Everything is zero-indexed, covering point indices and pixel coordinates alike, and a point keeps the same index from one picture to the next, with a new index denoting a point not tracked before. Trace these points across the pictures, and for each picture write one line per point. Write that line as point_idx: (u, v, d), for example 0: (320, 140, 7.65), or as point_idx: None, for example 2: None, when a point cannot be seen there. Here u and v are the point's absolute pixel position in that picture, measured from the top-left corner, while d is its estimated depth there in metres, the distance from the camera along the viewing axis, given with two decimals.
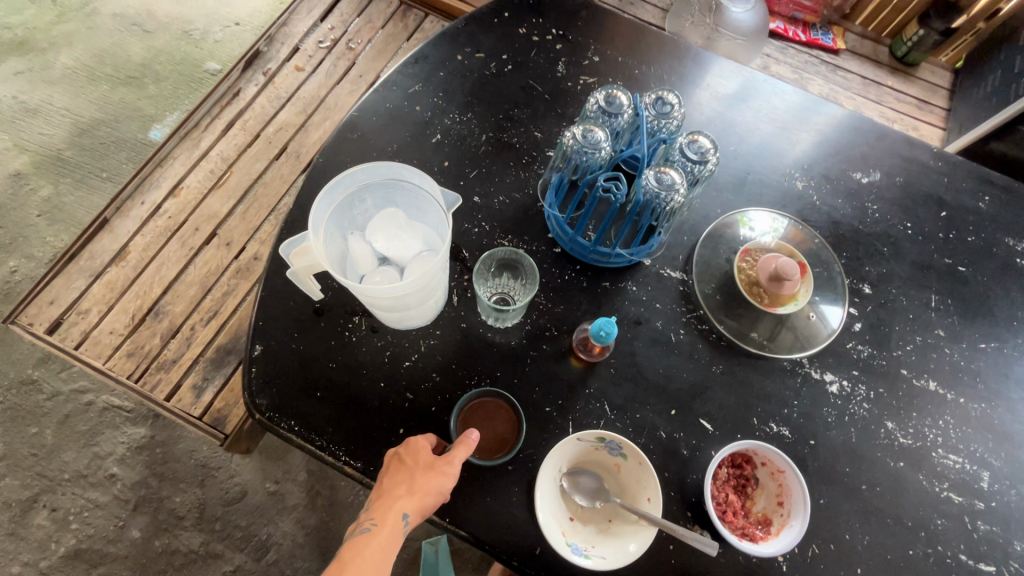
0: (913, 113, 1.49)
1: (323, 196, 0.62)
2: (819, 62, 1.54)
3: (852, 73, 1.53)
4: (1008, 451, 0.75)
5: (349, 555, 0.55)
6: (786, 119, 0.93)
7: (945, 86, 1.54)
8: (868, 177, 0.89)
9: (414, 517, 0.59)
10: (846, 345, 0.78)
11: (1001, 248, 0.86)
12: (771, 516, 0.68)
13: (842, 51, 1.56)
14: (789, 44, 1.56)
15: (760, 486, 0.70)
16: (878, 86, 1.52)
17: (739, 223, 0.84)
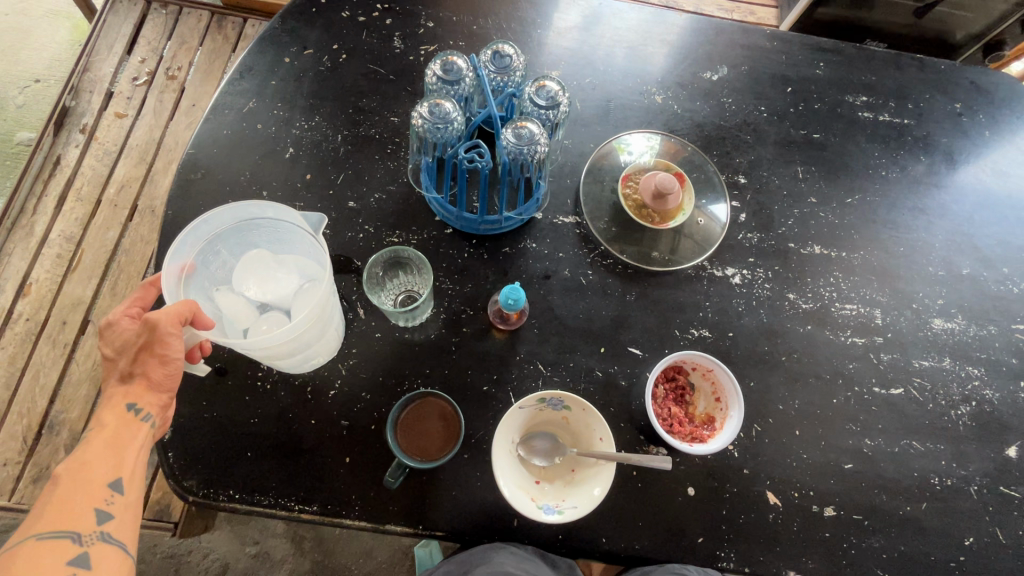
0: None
1: (172, 257, 0.58)
2: None
3: None
4: (891, 285, 0.83)
5: (78, 466, 0.55)
6: (629, 36, 0.94)
7: None
8: (717, 74, 0.92)
9: (145, 401, 0.58)
10: (738, 237, 0.83)
11: (845, 107, 0.93)
12: (712, 411, 0.73)
13: None
14: None
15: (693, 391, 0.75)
16: None
17: (617, 150, 0.86)
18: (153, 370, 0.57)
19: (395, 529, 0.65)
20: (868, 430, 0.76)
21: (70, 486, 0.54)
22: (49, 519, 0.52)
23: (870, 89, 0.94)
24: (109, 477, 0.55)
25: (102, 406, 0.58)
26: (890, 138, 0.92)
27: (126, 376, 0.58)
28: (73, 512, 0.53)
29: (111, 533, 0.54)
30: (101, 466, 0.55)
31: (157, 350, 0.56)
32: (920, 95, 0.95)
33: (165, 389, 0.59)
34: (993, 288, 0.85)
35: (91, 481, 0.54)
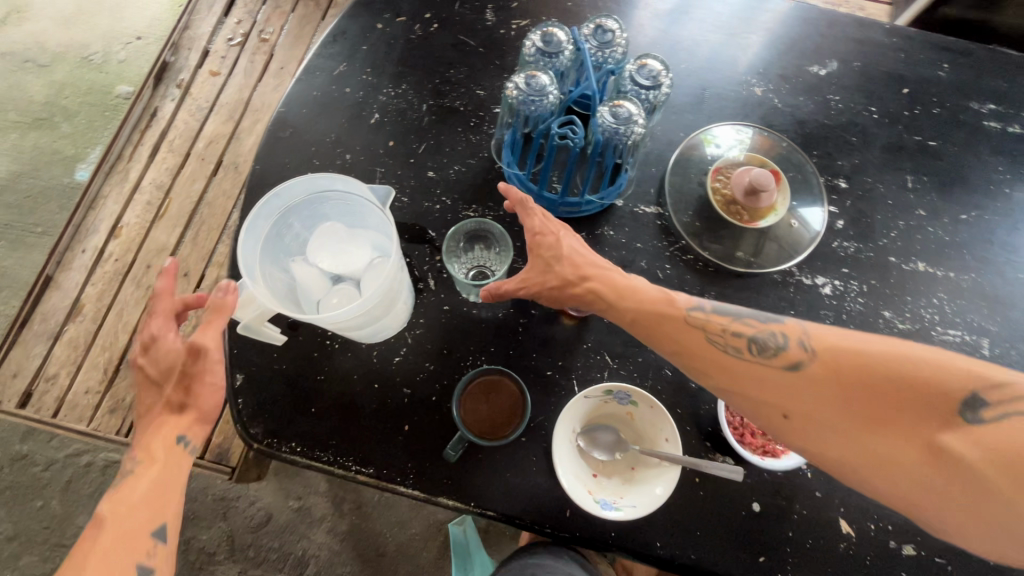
0: None
1: (246, 236, 0.54)
2: None
3: None
4: (1003, 315, 0.75)
5: (127, 498, 0.55)
6: (732, 23, 0.88)
7: None
8: (825, 69, 0.86)
9: (193, 432, 0.60)
10: (833, 245, 0.77)
11: (968, 114, 0.84)
12: (570, 248, 0.64)
13: None
14: None
15: (570, 242, 0.65)
16: None
17: (704, 142, 0.81)
18: (205, 400, 0.59)
19: (446, 503, 0.64)
20: None
21: (119, 519, 0.54)
22: (96, 554, 0.52)
23: (999, 96, 0.85)
24: (157, 510, 0.57)
25: (144, 437, 0.59)
26: (1017, 153, 0.83)
27: (176, 405, 0.59)
28: (127, 550, 0.54)
29: (159, 565, 0.56)
30: (148, 499, 0.57)
31: (212, 380, 0.59)
32: None
33: (210, 421, 0.61)
34: None
35: (142, 515, 0.56)
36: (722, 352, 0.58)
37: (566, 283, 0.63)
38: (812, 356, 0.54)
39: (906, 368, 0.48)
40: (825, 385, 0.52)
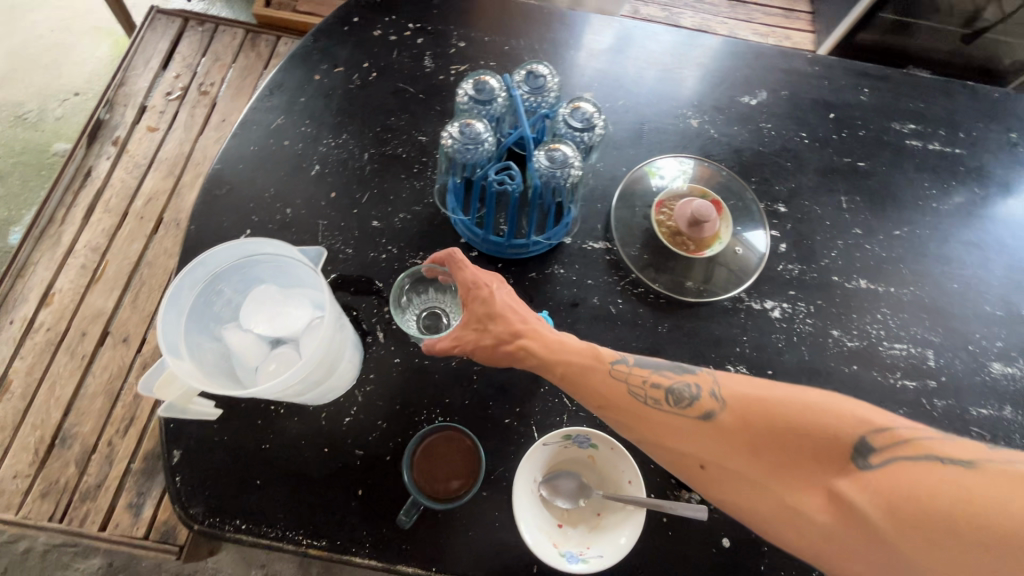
0: (781, 25, 1.44)
1: (167, 307, 0.51)
2: None
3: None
4: (944, 325, 0.77)
5: None
6: (664, 58, 0.91)
7: None
8: (756, 99, 0.89)
9: None
10: (778, 268, 0.78)
11: (891, 135, 0.88)
12: (503, 304, 0.63)
13: None
14: None
15: (502, 294, 0.64)
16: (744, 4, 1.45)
17: (648, 176, 0.82)
18: None
19: (406, 570, 0.61)
20: None
21: None
22: None
23: (918, 116, 0.90)
24: None
25: None
26: (941, 168, 0.87)
27: None
28: None
29: None
30: None
31: None
32: (972, 124, 0.90)
33: None
34: None
35: None
36: (638, 400, 0.60)
37: (500, 341, 0.62)
38: (723, 406, 0.58)
39: (805, 417, 0.53)
40: (734, 436, 0.56)
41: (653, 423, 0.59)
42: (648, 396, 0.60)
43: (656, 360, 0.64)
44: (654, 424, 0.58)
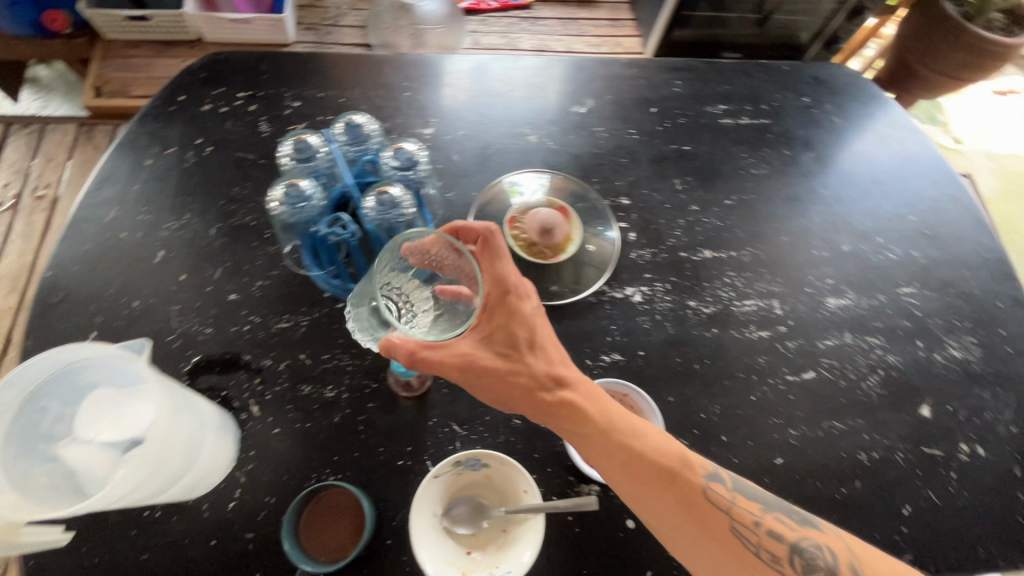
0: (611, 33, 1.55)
1: None
2: (518, 21, 1.54)
3: (550, 19, 1.55)
4: (783, 274, 0.86)
5: None
6: (495, 84, 0.97)
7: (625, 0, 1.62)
8: (584, 106, 0.97)
9: None
10: (631, 255, 0.84)
11: (707, 117, 0.98)
12: (542, 332, 0.65)
13: (533, 4, 1.57)
14: (486, 15, 1.55)
15: (534, 312, 0.66)
16: (575, 21, 1.56)
17: (508, 195, 0.87)
18: None
19: None
20: (790, 420, 0.76)
21: None
22: None
23: (726, 97, 1.01)
24: None
25: None
26: (753, 138, 0.98)
27: None
28: None
29: None
30: None
31: None
32: (771, 96, 1.02)
33: None
34: (874, 259, 0.89)
35: None
36: (746, 544, 0.56)
37: (541, 383, 0.63)
38: None
39: None
40: None
41: (666, 496, 0.58)
42: (680, 475, 0.59)
43: (765, 491, 0.61)
44: (667, 500, 0.58)
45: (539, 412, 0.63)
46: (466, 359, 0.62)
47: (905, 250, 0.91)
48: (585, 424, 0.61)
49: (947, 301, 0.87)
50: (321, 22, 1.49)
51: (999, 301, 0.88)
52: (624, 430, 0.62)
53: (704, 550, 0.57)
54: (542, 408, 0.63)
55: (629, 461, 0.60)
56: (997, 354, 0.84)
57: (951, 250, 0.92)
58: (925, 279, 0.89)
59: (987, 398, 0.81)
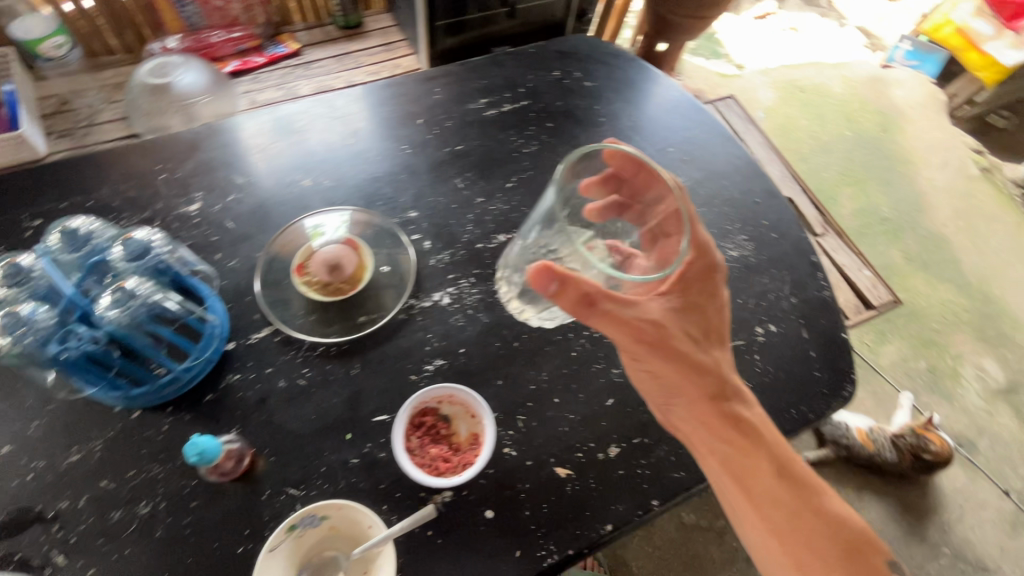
0: (385, 58, 1.58)
1: None
2: (291, 69, 1.53)
3: (323, 59, 1.56)
4: None
5: None
6: (275, 136, 0.97)
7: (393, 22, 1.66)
8: (353, 137, 0.99)
9: None
10: (431, 262, 0.87)
11: (472, 115, 1.04)
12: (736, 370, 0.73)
13: (302, 50, 1.57)
14: (257, 72, 1.53)
15: (716, 314, 0.71)
16: (348, 55, 1.58)
17: (311, 239, 0.87)
18: None
19: None
20: (611, 361, 0.82)
21: None
22: None
23: (485, 92, 1.08)
24: None
25: None
26: (518, 121, 1.05)
27: None
28: None
29: None
30: None
31: None
32: (525, 79, 1.10)
33: None
34: None
35: None
36: None
37: (721, 387, 0.71)
38: None
39: None
40: None
41: (790, 502, 0.70)
42: (812, 501, 0.70)
43: None
44: (782, 493, 0.69)
45: (705, 425, 0.70)
46: (657, 324, 0.67)
47: None
48: (755, 447, 0.70)
49: (716, 211, 0.99)
50: (74, 127, 1.42)
51: (756, 199, 1.02)
52: (797, 479, 0.71)
53: (780, 536, 0.69)
54: (718, 422, 0.70)
55: (789, 501, 0.69)
56: (765, 243, 0.97)
57: (708, 168, 1.04)
58: (694, 199, 1.00)
59: (768, 282, 0.92)
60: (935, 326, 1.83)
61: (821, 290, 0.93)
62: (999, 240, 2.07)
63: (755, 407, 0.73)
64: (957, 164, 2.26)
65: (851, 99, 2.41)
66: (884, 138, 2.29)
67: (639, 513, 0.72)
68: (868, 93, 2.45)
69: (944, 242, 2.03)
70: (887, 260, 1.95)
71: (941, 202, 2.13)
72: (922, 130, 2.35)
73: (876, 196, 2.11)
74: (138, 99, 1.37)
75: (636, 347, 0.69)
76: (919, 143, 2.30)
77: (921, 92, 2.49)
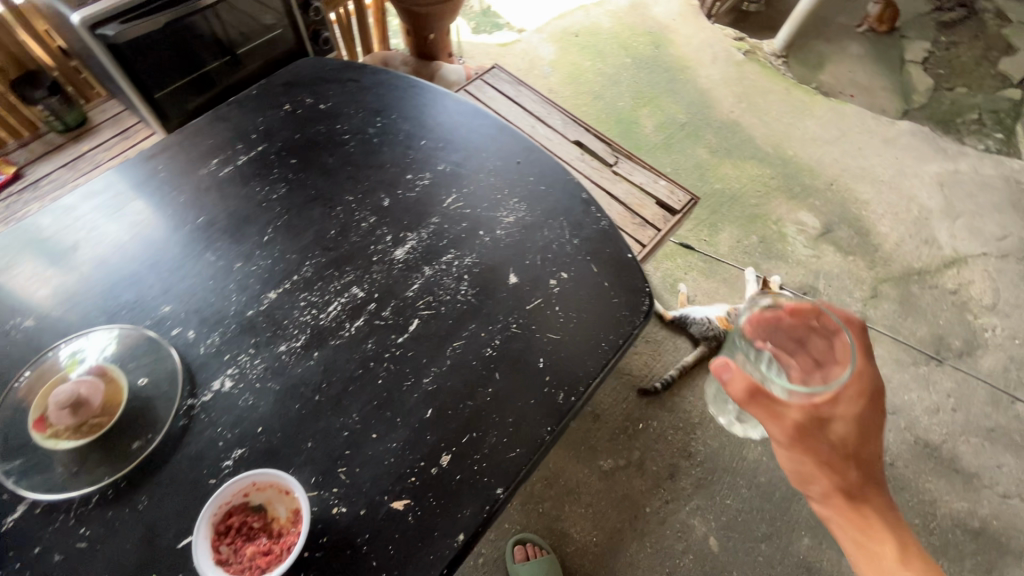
0: (126, 146, 1.52)
1: None
2: (17, 195, 1.40)
3: (52, 172, 1.45)
4: (348, 261, 0.89)
5: None
6: (46, 264, 0.88)
7: (121, 109, 1.59)
8: (75, 252, 0.88)
9: None
10: (200, 352, 0.79)
11: (206, 180, 0.97)
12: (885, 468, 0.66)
13: (21, 170, 1.45)
14: None
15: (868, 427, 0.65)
16: (79, 158, 1.48)
17: (67, 371, 0.77)
18: None
19: None
20: (420, 372, 0.80)
21: None
22: None
23: (215, 152, 1.00)
24: None
25: None
26: (259, 169, 0.98)
27: None
28: None
29: None
30: None
31: None
32: (254, 123, 1.04)
33: None
34: (413, 195, 0.97)
35: None
36: None
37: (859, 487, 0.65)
38: None
39: None
40: None
41: None
42: None
43: None
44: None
45: (833, 515, 0.66)
46: (800, 425, 0.63)
47: (432, 170, 1.01)
48: (887, 545, 0.65)
49: (483, 186, 1.00)
50: None
51: (517, 160, 1.04)
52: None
53: None
54: (854, 517, 0.65)
55: None
56: (535, 198, 0.99)
57: (465, 147, 1.05)
58: (459, 182, 1.00)
59: (549, 234, 0.95)
60: (754, 201, 2.02)
61: (598, 223, 0.97)
62: (779, 108, 2.32)
63: (890, 505, 0.67)
64: (726, 55, 2.50)
65: (622, 29, 2.57)
66: (660, 54, 2.47)
67: (487, 509, 0.70)
68: (634, 18, 2.62)
69: (737, 126, 2.23)
70: (697, 160, 2.12)
71: (724, 93, 2.35)
72: (688, 36, 2.56)
73: (671, 107, 2.28)
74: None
75: (778, 444, 0.66)
76: (689, 48, 2.51)
77: (677, 3, 2.71)
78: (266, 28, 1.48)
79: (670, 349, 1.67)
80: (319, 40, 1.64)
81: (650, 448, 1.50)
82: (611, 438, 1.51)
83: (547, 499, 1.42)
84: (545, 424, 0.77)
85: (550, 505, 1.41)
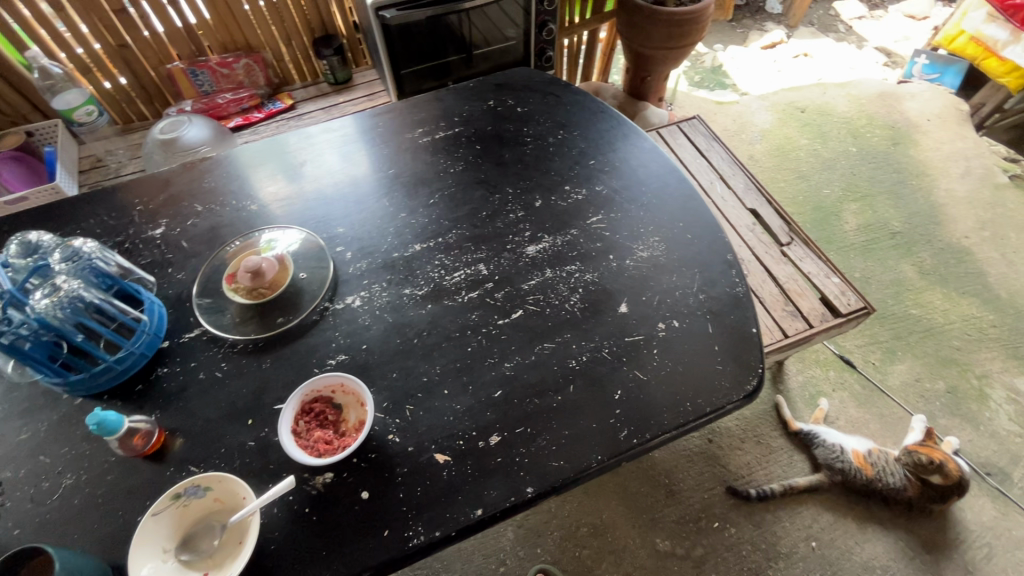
0: (367, 105, 1.88)
1: None
2: (285, 122, 1.84)
3: (313, 111, 1.87)
4: (486, 241, 0.99)
5: None
6: (286, 172, 1.13)
7: (376, 78, 1.98)
8: (301, 169, 1.13)
9: None
10: (348, 270, 0.96)
11: (408, 143, 1.16)
12: None
13: (295, 105, 1.89)
14: (256, 126, 1.83)
15: None
16: (334, 106, 1.88)
17: (262, 250, 0.98)
18: None
19: None
20: (504, 356, 0.85)
21: None
22: None
23: (423, 123, 1.19)
24: None
25: None
26: (449, 145, 1.15)
27: None
28: None
29: None
30: None
31: None
32: (461, 109, 1.22)
33: None
34: (564, 204, 1.04)
35: None
36: None
37: None
38: None
39: None
40: None
41: None
42: None
43: None
44: None
45: None
46: None
47: (590, 188, 1.06)
48: None
49: (631, 216, 1.02)
50: (101, 180, 1.68)
51: (675, 203, 1.04)
52: None
53: None
54: None
55: None
56: (677, 243, 0.98)
57: (629, 177, 1.08)
58: (610, 206, 1.04)
59: (676, 281, 0.93)
60: (957, 343, 1.67)
61: (733, 287, 0.93)
62: None
63: None
64: (983, 173, 2.11)
65: (858, 116, 2.34)
66: (895, 152, 2.20)
67: (512, 501, 0.72)
68: (878, 109, 2.37)
69: (967, 255, 1.87)
70: (899, 276, 1.83)
71: (963, 213, 1.99)
72: (940, 141, 2.23)
73: (886, 210, 2.01)
74: (153, 152, 1.62)
75: None
76: (937, 154, 2.18)
77: (939, 104, 2.37)
78: (507, 38, 1.72)
79: (783, 462, 1.46)
80: (543, 57, 1.83)
81: (718, 553, 1.34)
82: (678, 521, 1.39)
83: (587, 547, 1.36)
84: (597, 452, 0.76)
85: (588, 555, 1.35)
